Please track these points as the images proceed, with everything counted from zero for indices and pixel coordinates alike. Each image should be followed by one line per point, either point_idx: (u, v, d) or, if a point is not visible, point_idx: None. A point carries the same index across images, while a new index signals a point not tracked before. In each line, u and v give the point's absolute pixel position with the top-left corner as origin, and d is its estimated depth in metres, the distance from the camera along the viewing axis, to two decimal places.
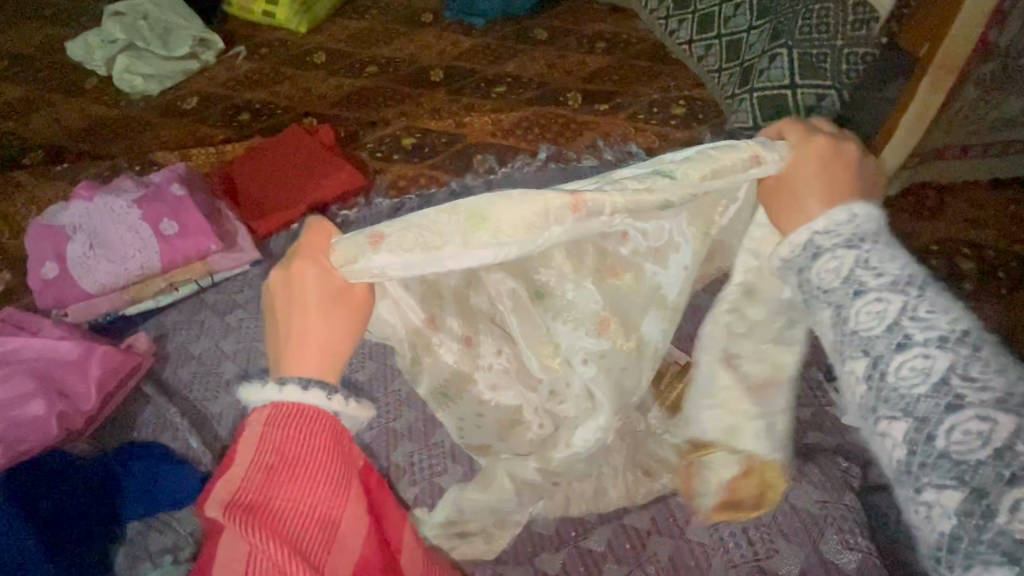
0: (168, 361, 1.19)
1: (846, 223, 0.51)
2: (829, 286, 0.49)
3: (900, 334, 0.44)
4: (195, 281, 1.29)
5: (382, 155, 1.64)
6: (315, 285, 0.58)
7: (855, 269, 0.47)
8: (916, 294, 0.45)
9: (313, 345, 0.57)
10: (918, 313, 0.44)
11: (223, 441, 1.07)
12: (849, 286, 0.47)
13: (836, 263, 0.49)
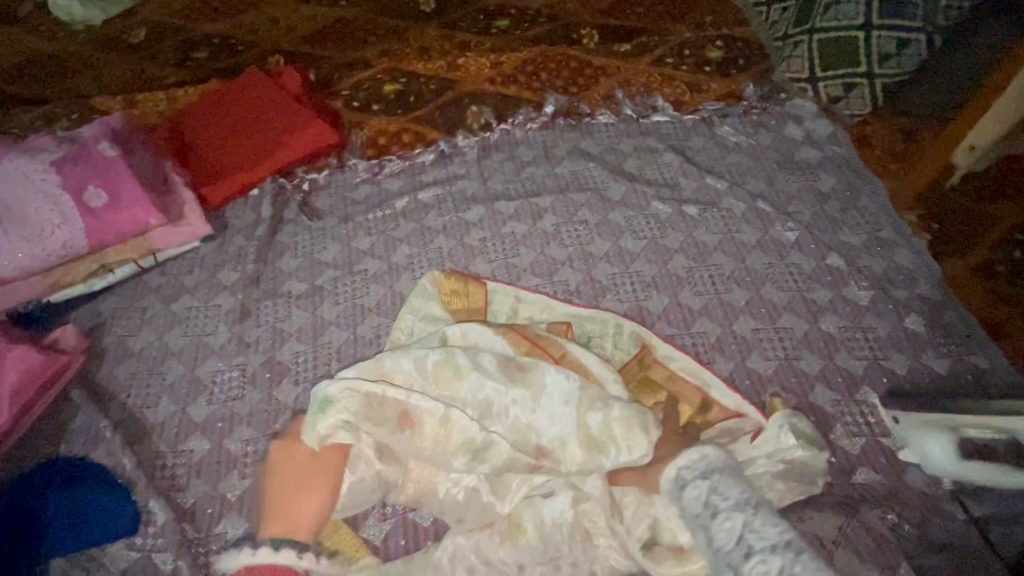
0: (106, 358, 1.03)
1: (700, 461, 0.69)
2: (697, 512, 0.65)
3: (749, 545, 0.60)
4: (134, 262, 1.11)
5: (360, 105, 1.38)
6: (313, 460, 0.81)
7: (746, 532, 0.61)
8: (788, 547, 0.59)
9: (287, 515, 0.79)
10: (771, 535, 0.60)
11: (165, 459, 0.92)
12: (743, 546, 0.60)
13: (731, 522, 0.62)
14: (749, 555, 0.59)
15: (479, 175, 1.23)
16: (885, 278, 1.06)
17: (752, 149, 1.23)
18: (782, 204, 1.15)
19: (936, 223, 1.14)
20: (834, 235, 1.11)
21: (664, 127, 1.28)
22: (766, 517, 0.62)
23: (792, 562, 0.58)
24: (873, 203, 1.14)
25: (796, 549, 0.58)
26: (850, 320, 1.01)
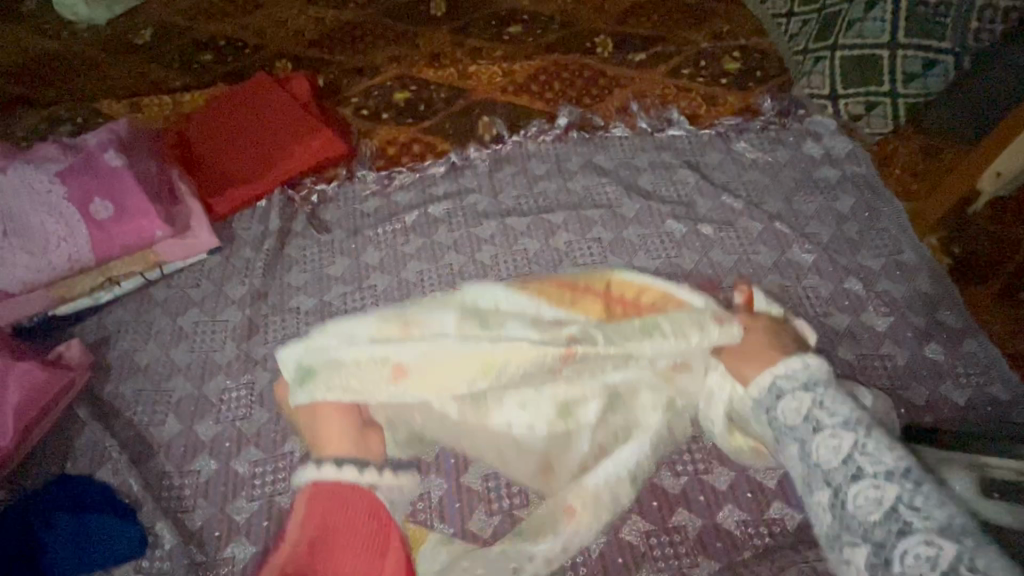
0: (111, 374, 1.01)
1: (800, 370, 0.62)
2: (827, 465, 0.56)
3: (898, 521, 0.51)
4: (141, 274, 1.10)
5: (369, 113, 1.36)
6: None
7: (854, 453, 0.55)
8: (912, 485, 0.52)
9: None
10: (913, 503, 0.51)
11: (172, 479, 0.91)
12: (848, 467, 0.55)
13: (834, 444, 0.56)
14: (847, 486, 0.55)
15: (491, 189, 1.20)
16: (905, 303, 1.04)
17: (769, 166, 1.21)
18: (800, 224, 1.13)
19: (957, 247, 1.12)
20: (853, 258, 1.09)
21: (680, 142, 1.26)
22: (880, 444, 0.56)
23: (927, 512, 0.50)
24: (893, 226, 1.12)
25: (919, 482, 0.53)
26: (868, 347, 0.99)
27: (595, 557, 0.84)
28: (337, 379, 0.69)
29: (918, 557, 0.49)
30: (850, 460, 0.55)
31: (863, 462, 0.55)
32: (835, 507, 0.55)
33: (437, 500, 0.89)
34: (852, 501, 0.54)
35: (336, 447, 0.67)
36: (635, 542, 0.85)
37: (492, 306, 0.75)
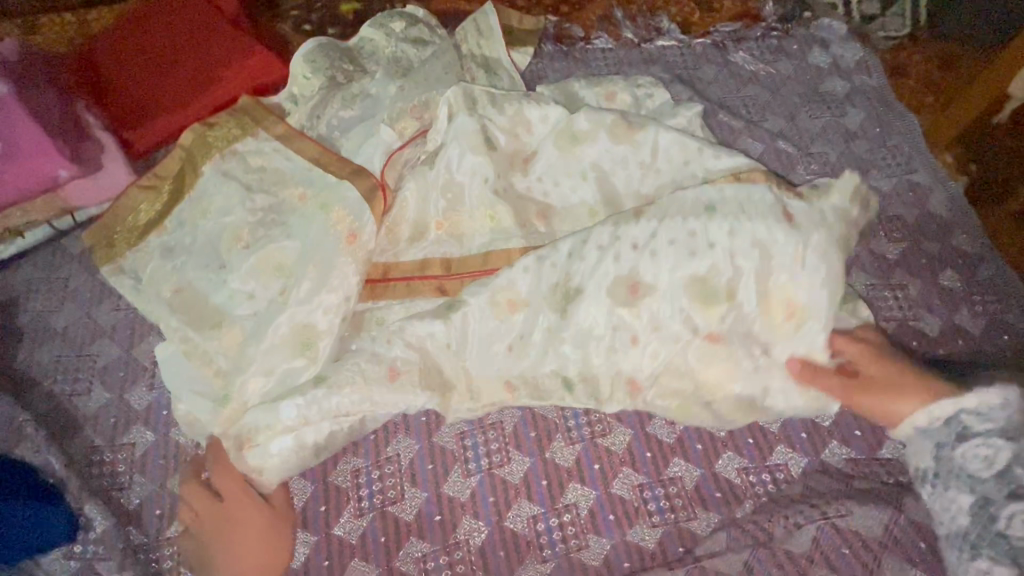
0: (22, 340, 0.88)
1: (997, 409, 0.65)
2: (977, 471, 0.65)
3: (1013, 481, 0.64)
4: (48, 223, 0.95)
5: (312, 30, 1.18)
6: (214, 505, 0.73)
7: (1015, 463, 0.64)
8: None
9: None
10: None
11: (102, 455, 0.80)
12: (1000, 475, 0.64)
13: (988, 453, 0.65)
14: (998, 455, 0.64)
15: None
16: (917, 227, 0.94)
17: (771, 80, 1.08)
18: (805, 143, 1.01)
19: (973, 163, 1.02)
20: (862, 179, 0.98)
21: (670, 56, 1.11)
22: (994, 400, 0.65)
23: None
24: (905, 143, 1.01)
25: None
26: (879, 277, 0.90)
27: (584, 515, 0.76)
28: (285, 329, 0.79)
29: (977, 458, 0.65)
30: (952, 420, 0.67)
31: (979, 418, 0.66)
32: (980, 508, 0.65)
33: (407, 462, 0.79)
34: (965, 453, 0.65)
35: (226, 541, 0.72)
36: (627, 497, 0.77)
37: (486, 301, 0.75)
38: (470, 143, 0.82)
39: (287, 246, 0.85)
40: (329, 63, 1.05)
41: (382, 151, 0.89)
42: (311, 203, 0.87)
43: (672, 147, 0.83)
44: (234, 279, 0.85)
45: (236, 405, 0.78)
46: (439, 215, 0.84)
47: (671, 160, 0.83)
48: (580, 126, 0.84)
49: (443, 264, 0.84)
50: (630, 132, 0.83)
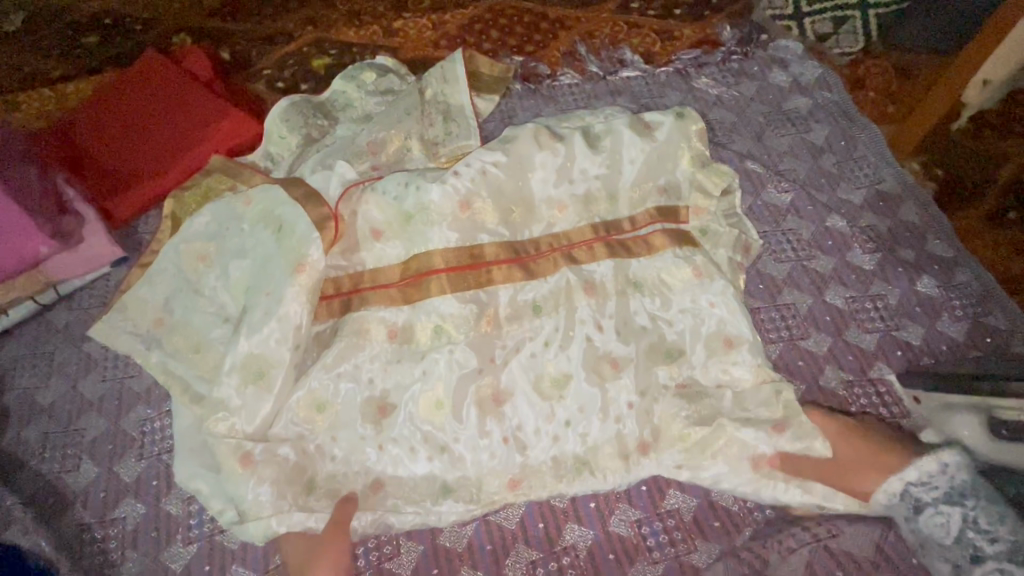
0: (10, 419, 0.87)
1: (938, 473, 0.69)
2: (943, 537, 0.67)
3: (968, 543, 0.65)
4: (31, 299, 0.95)
5: (285, 86, 1.20)
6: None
7: (911, 486, 0.70)
8: (969, 504, 0.66)
9: None
10: (974, 520, 0.65)
11: (93, 531, 0.79)
12: (964, 546, 0.65)
13: (944, 519, 0.67)
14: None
15: (427, 152, 1.05)
16: (891, 236, 0.95)
17: (736, 102, 1.10)
18: (773, 161, 1.03)
19: (939, 168, 1.03)
20: (832, 193, 1.00)
21: (635, 86, 1.14)
22: (991, 516, 0.65)
23: (992, 532, 0.64)
24: (872, 153, 1.03)
25: (968, 499, 0.66)
26: (858, 289, 0.91)
27: (582, 556, 0.79)
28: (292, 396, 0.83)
29: (936, 524, 0.67)
30: (962, 538, 0.65)
31: (980, 517, 0.65)
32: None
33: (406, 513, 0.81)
34: (925, 522, 0.68)
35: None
36: (624, 534, 0.80)
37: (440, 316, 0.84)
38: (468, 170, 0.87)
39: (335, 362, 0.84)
40: (303, 121, 1.08)
41: (338, 182, 0.92)
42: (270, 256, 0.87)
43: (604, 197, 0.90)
44: (241, 419, 0.79)
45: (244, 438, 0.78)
46: (425, 242, 0.87)
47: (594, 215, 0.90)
48: (537, 202, 0.89)
49: (447, 277, 0.85)
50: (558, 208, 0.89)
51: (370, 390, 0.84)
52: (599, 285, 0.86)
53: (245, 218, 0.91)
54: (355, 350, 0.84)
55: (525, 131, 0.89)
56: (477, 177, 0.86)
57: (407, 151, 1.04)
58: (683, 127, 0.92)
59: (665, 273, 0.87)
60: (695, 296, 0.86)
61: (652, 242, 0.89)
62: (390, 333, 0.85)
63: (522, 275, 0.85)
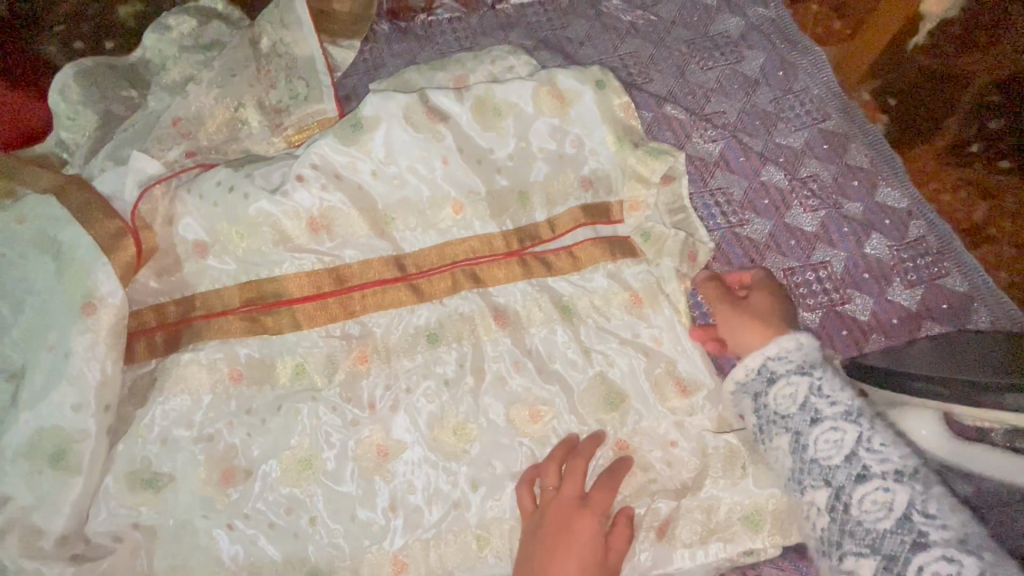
0: None
1: (794, 349, 0.61)
2: (832, 461, 0.56)
3: (858, 463, 0.55)
4: None
5: (84, 45, 0.93)
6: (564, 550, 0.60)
7: (809, 396, 0.59)
8: (864, 424, 0.57)
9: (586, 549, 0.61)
10: (871, 444, 0.56)
11: None
12: (852, 468, 0.55)
13: (838, 436, 0.57)
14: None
15: (268, 124, 0.82)
16: (837, 188, 0.80)
17: (653, 28, 0.89)
18: (698, 103, 0.84)
19: (892, 96, 0.87)
20: (768, 138, 0.83)
21: (532, 16, 0.92)
22: (886, 437, 0.56)
23: (883, 453, 0.55)
24: (815, 84, 0.85)
25: (862, 417, 0.58)
26: (798, 258, 0.76)
27: None
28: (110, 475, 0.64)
29: (827, 441, 0.57)
30: (852, 457, 0.56)
31: (874, 437, 0.56)
32: (834, 507, 0.56)
33: None
34: (817, 434, 0.58)
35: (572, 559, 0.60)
36: None
37: (298, 360, 0.69)
38: (323, 173, 0.70)
39: (164, 426, 0.66)
40: (101, 94, 0.83)
41: (135, 178, 0.70)
42: (45, 293, 0.65)
43: (510, 181, 0.74)
44: (37, 518, 0.60)
45: (33, 543, 0.60)
46: (271, 262, 0.70)
47: (504, 209, 0.74)
48: (419, 194, 0.72)
49: (306, 306, 0.70)
50: (455, 210, 0.73)
51: (213, 451, 0.66)
52: (512, 313, 0.72)
53: (11, 243, 0.68)
54: (191, 402, 0.67)
55: (394, 108, 0.71)
56: (330, 183, 0.70)
57: (241, 127, 0.81)
58: (605, 99, 0.76)
59: (596, 293, 0.74)
60: (617, 303, 0.74)
61: (578, 254, 0.75)
62: (234, 375, 0.69)
63: (408, 299, 0.71)
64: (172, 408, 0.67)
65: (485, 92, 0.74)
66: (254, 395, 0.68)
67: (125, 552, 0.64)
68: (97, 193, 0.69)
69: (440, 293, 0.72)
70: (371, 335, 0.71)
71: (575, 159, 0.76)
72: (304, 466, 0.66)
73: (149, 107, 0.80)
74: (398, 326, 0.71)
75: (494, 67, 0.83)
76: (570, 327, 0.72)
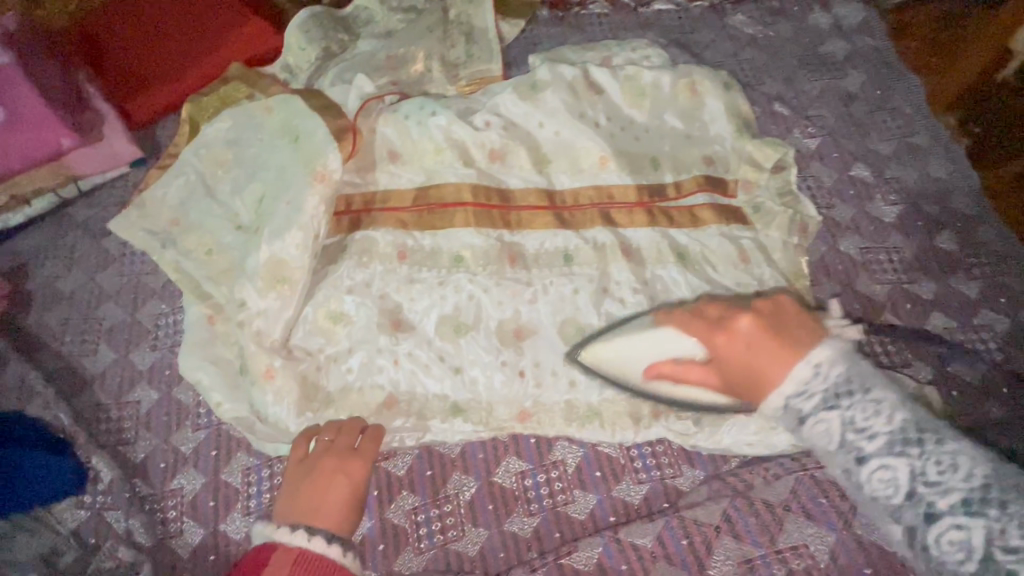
0: (33, 304, 0.91)
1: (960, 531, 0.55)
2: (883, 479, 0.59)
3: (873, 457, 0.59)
4: (54, 192, 0.96)
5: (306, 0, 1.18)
6: (312, 486, 0.70)
7: (844, 430, 0.60)
8: (914, 448, 0.58)
9: (318, 491, 0.69)
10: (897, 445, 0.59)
11: (106, 410, 0.83)
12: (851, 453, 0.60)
13: (828, 428, 0.61)
14: (803, 419, 0.62)
15: (448, 74, 1.02)
16: (917, 190, 0.93)
17: (770, 42, 1.05)
18: (803, 106, 0.99)
19: (976, 125, 0.99)
20: (861, 142, 0.96)
21: (667, 20, 1.10)
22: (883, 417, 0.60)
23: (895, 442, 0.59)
24: (907, 105, 0.99)
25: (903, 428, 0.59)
26: (873, 240, 0.89)
27: (570, 471, 0.79)
28: (309, 306, 0.84)
29: (881, 483, 0.59)
30: None
31: (933, 467, 0.57)
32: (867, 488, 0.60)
33: (406, 467, 0.80)
34: (867, 477, 0.59)
35: (333, 497, 0.69)
36: (613, 454, 0.80)
37: (459, 249, 0.88)
38: (503, 118, 0.91)
39: (352, 281, 0.85)
40: (321, 34, 1.06)
41: (356, 95, 0.91)
42: (284, 166, 0.86)
43: (646, 148, 0.93)
44: (265, 324, 0.80)
45: (258, 343, 0.80)
46: (452, 172, 0.90)
47: (639, 167, 0.92)
48: (574, 142, 0.91)
49: (473, 212, 0.89)
50: (604, 164, 0.91)
51: (386, 305, 0.85)
52: (635, 249, 0.89)
53: (265, 128, 0.89)
54: (374, 266, 0.86)
55: (565, 77, 0.92)
56: (507, 126, 0.90)
57: (426, 72, 1.01)
58: (729, 97, 0.96)
59: (707, 249, 0.89)
60: (720, 252, 0.89)
61: (698, 214, 0.91)
62: (400, 253, 0.87)
63: (553, 224, 0.90)
64: (359, 269, 0.86)
65: (634, 74, 0.94)
66: (422, 266, 0.86)
67: (314, 363, 0.82)
68: (330, 100, 0.89)
69: (580, 218, 0.90)
70: (522, 241, 0.89)
71: (697, 134, 0.95)
72: (454, 328, 0.84)
73: (362, 49, 1.02)
74: (542, 243, 0.89)
75: (634, 54, 1.02)
76: (680, 263, 0.88)
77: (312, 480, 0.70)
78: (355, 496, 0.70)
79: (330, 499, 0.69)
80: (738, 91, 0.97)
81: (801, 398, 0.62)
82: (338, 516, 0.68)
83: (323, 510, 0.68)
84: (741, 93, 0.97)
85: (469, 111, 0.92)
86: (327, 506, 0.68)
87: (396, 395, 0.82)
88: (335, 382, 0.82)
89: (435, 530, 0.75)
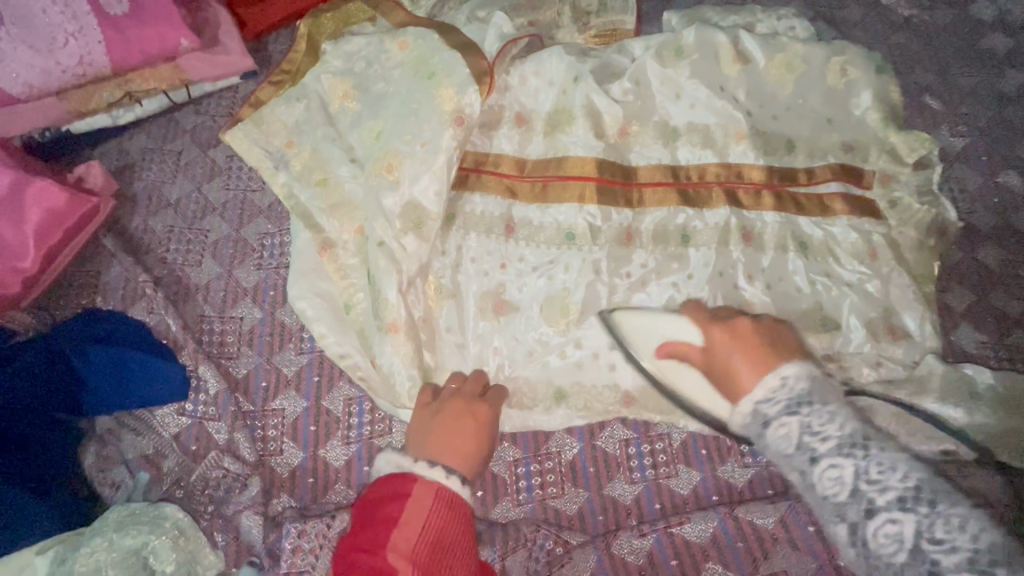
0: (138, 207, 0.90)
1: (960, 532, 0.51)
2: (831, 491, 0.56)
3: (864, 498, 0.54)
4: (164, 94, 0.93)
5: None
6: (443, 426, 0.69)
7: (804, 436, 0.58)
8: (862, 454, 0.56)
9: (448, 434, 0.69)
10: (870, 475, 0.55)
11: (210, 323, 0.83)
12: (857, 496, 0.54)
13: (787, 430, 0.59)
14: (768, 424, 0.60)
15: (578, 20, 0.97)
16: None
17: (925, 28, 0.98)
18: (953, 101, 0.93)
19: None
20: (1012, 148, 0.91)
21: None
22: (882, 441, 0.57)
23: (825, 432, 0.57)
24: None
25: (860, 443, 0.57)
26: (1013, 252, 0.86)
27: (676, 446, 0.79)
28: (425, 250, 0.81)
29: (886, 536, 0.52)
30: None
31: (873, 467, 0.55)
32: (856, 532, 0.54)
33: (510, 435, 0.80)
34: (819, 476, 0.56)
35: (462, 440, 0.69)
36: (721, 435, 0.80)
37: (571, 221, 0.82)
38: (643, 78, 0.86)
39: (469, 241, 0.82)
40: None
41: (493, 31, 0.86)
42: (411, 101, 0.82)
43: (783, 127, 0.87)
44: (383, 259, 0.79)
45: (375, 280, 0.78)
46: (577, 141, 0.83)
47: (773, 145, 0.86)
48: (714, 111, 0.85)
49: (598, 188, 0.82)
50: (738, 140, 0.85)
51: (487, 287, 0.81)
52: (757, 234, 0.84)
53: (395, 58, 0.85)
54: (496, 212, 0.83)
55: (714, 41, 0.86)
56: (646, 88, 0.86)
57: (557, 16, 0.95)
58: (880, 82, 0.89)
59: (832, 238, 0.84)
60: (851, 248, 0.84)
61: (829, 203, 0.85)
62: (508, 227, 0.82)
63: (677, 200, 0.84)
64: (467, 238, 0.82)
65: (783, 46, 0.88)
66: (535, 246, 0.82)
67: (426, 306, 0.80)
68: (465, 37, 0.84)
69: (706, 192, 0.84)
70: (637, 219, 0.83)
71: (842, 117, 0.88)
72: (561, 312, 0.80)
73: None
74: (651, 228, 0.83)
75: (779, 23, 0.95)
76: (808, 251, 0.84)
77: (442, 422, 0.69)
78: (484, 439, 0.70)
79: (454, 445, 0.68)
80: (890, 76, 0.90)
81: (768, 405, 0.61)
82: (464, 458, 0.68)
83: (450, 453, 0.68)
84: (892, 80, 0.91)
85: (607, 65, 0.87)
86: (459, 451, 0.68)
87: (501, 349, 0.80)
88: (446, 331, 0.80)
89: (535, 484, 0.78)
